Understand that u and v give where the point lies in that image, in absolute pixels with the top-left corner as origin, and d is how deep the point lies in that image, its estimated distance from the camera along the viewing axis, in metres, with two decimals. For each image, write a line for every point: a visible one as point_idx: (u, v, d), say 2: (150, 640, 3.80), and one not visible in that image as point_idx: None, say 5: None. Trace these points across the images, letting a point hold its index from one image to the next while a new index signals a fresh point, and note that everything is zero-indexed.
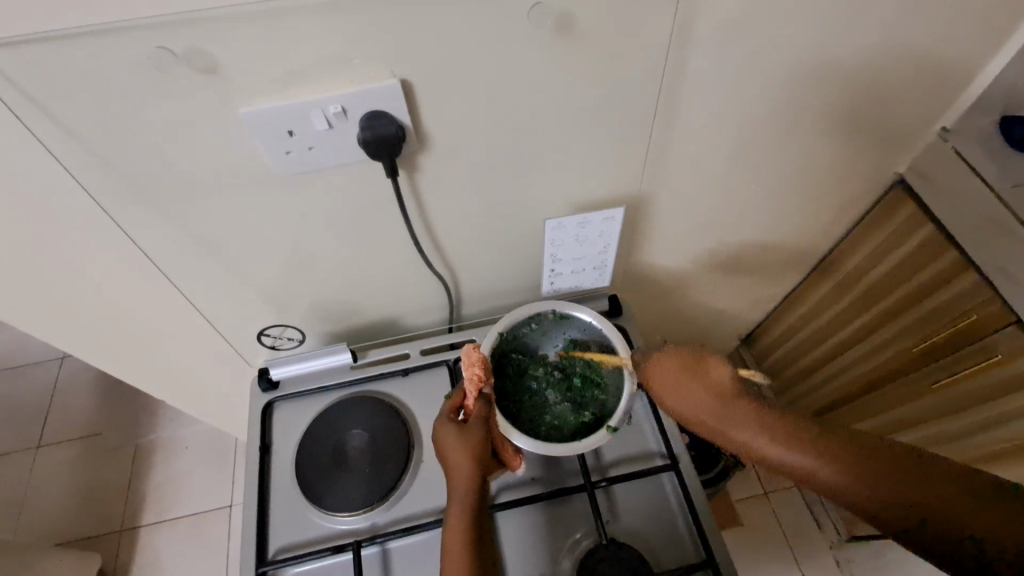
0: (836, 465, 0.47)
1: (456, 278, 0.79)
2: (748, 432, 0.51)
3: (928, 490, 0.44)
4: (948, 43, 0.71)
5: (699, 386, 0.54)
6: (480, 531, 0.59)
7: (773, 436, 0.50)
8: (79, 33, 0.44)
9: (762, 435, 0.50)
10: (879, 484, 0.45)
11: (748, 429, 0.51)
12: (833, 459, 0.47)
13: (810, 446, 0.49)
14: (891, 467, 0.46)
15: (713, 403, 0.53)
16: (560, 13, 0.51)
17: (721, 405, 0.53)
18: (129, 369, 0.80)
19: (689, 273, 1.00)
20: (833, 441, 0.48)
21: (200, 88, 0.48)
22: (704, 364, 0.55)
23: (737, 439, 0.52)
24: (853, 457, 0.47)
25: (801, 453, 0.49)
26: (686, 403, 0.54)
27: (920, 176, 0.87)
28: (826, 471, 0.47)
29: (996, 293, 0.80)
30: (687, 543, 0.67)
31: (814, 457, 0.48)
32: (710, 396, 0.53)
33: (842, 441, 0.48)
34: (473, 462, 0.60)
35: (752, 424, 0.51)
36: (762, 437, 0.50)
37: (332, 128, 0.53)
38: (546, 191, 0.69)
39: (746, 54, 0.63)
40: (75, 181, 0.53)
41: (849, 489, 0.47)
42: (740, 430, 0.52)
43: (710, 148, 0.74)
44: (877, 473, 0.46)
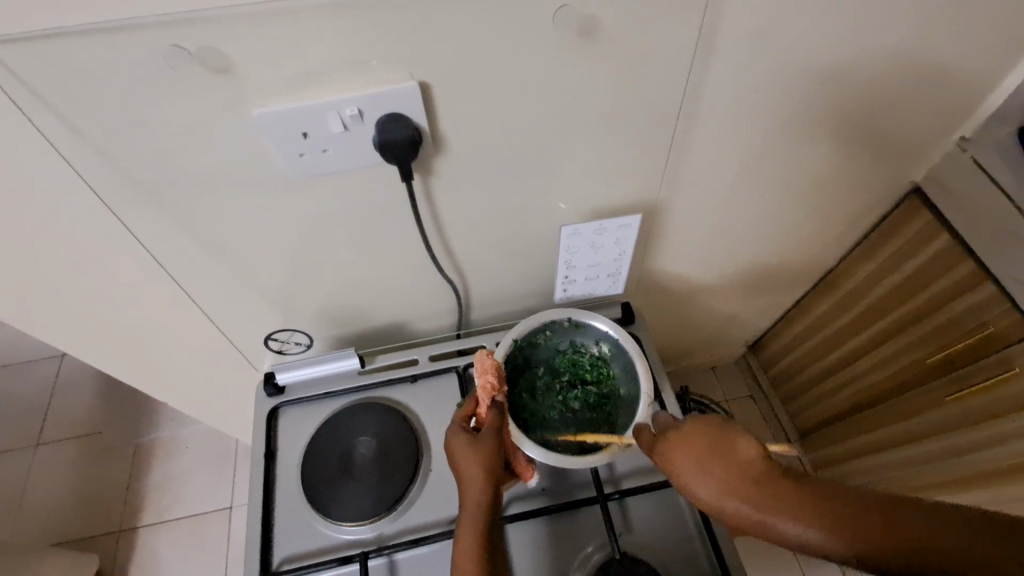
0: (830, 535, 0.42)
1: (467, 283, 0.77)
2: (750, 509, 0.46)
3: (927, 546, 0.39)
4: (971, 52, 0.69)
5: (689, 452, 0.50)
6: (492, 544, 0.57)
7: (774, 508, 0.45)
8: (90, 30, 0.42)
9: (764, 512, 0.45)
10: (880, 548, 0.40)
11: (737, 508, 0.46)
12: (829, 526, 0.42)
13: (799, 513, 0.44)
14: (887, 532, 0.40)
15: (710, 478, 0.48)
16: (583, 16, 0.50)
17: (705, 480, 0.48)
18: (133, 371, 0.79)
19: (701, 280, 0.99)
20: (823, 512, 0.43)
21: (212, 88, 0.47)
22: (718, 441, 0.49)
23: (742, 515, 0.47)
24: (865, 526, 0.41)
25: (795, 524, 0.44)
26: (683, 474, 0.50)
27: (938, 186, 0.85)
28: (827, 544, 0.42)
29: (1015, 306, 0.78)
30: (701, 558, 0.65)
31: (814, 529, 0.43)
32: (710, 470, 0.48)
33: (836, 510, 0.43)
34: (486, 472, 0.59)
35: (735, 492, 0.47)
36: (749, 509, 0.46)
37: (346, 129, 0.52)
38: (562, 197, 0.67)
39: (769, 61, 0.61)
40: (83, 182, 0.52)
41: (843, 551, 0.42)
42: (721, 503, 0.47)
43: (728, 155, 0.73)
44: (892, 540, 0.40)
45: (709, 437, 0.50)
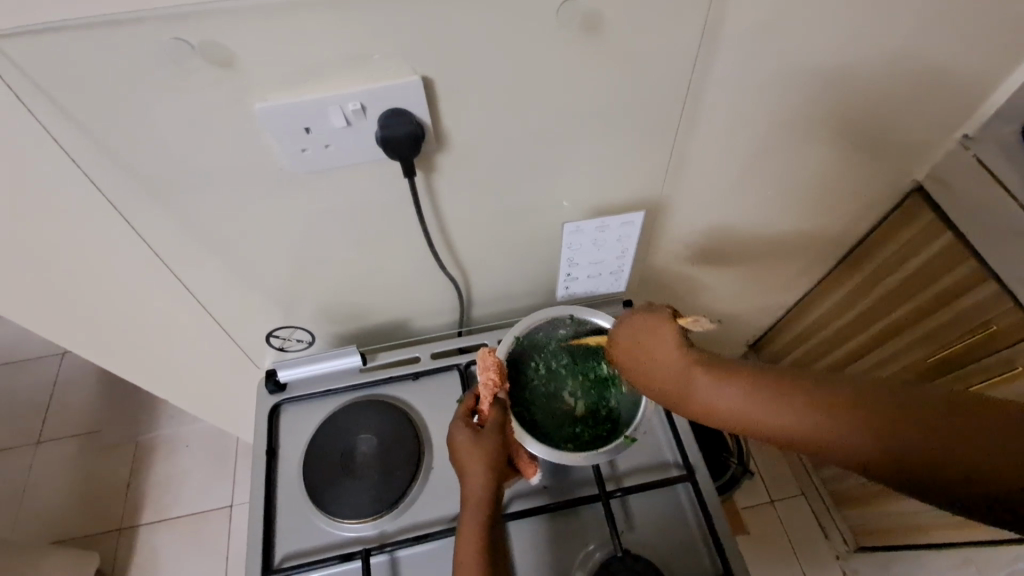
0: (821, 423, 0.41)
1: (468, 281, 0.77)
2: (706, 393, 0.48)
3: (922, 434, 0.37)
4: (972, 49, 0.69)
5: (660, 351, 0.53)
6: (494, 540, 0.57)
7: (772, 398, 0.44)
8: (93, 24, 0.42)
9: (721, 393, 0.47)
10: (872, 433, 0.39)
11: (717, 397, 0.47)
12: (824, 411, 0.41)
13: (785, 403, 0.43)
14: (883, 418, 0.39)
15: (672, 367, 0.51)
16: (587, 12, 0.50)
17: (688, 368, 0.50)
18: (134, 368, 0.79)
19: (703, 278, 0.99)
20: (815, 397, 0.42)
21: (215, 82, 0.47)
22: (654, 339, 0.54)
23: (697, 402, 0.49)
24: (827, 402, 0.42)
25: (783, 411, 0.43)
26: (649, 364, 0.54)
27: (940, 184, 0.85)
28: (813, 429, 0.42)
29: (1018, 303, 0.78)
30: (703, 555, 0.65)
31: (811, 416, 0.42)
32: (672, 355, 0.52)
33: (832, 398, 0.42)
34: (489, 467, 0.59)
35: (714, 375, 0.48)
36: (735, 400, 0.46)
37: (349, 125, 0.52)
38: (564, 194, 0.67)
39: (773, 57, 0.61)
40: (85, 176, 0.52)
41: (835, 437, 0.41)
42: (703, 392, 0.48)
43: (731, 152, 0.72)
44: (893, 425, 0.39)
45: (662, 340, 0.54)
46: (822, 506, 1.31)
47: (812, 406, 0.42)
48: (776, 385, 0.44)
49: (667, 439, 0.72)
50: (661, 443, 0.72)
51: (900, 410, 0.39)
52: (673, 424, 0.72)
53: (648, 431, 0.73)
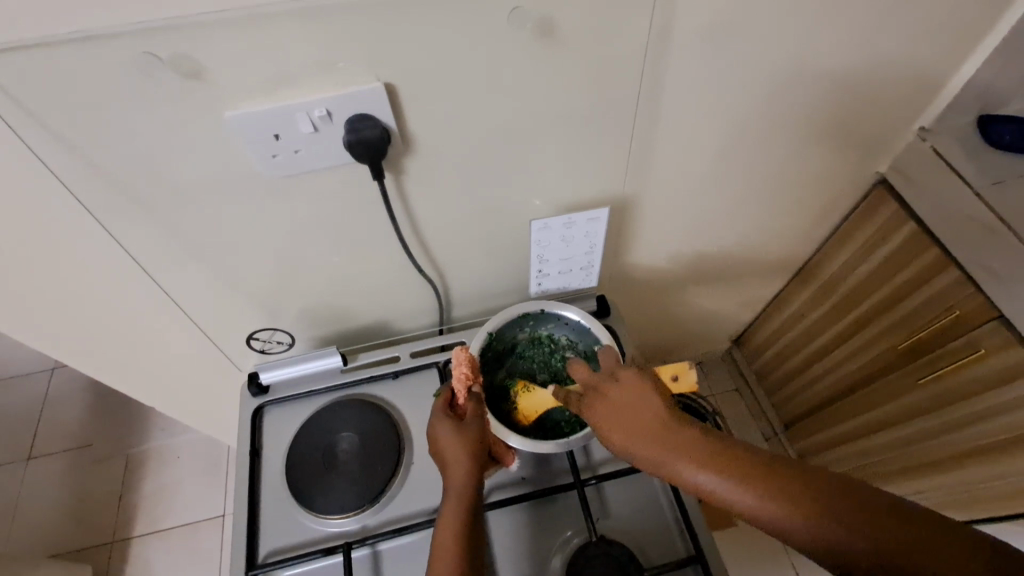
0: (804, 519, 0.44)
1: (444, 280, 0.79)
2: (692, 469, 0.49)
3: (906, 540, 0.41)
4: (916, 49, 0.73)
5: (645, 416, 0.54)
6: (474, 527, 0.59)
7: (734, 483, 0.47)
8: (65, 40, 0.44)
9: (705, 473, 0.49)
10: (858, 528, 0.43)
11: (704, 472, 0.49)
12: (776, 500, 0.46)
13: (775, 486, 0.46)
14: (867, 518, 0.43)
15: (651, 430, 0.53)
16: (540, 17, 0.52)
17: (669, 441, 0.52)
18: (120, 375, 0.80)
19: (678, 273, 1.01)
20: (796, 483, 0.46)
21: (185, 92, 0.49)
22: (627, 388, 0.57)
23: (683, 476, 0.50)
24: (814, 503, 0.45)
25: (744, 490, 0.47)
26: (629, 430, 0.54)
27: (902, 175, 0.89)
28: (786, 515, 0.45)
29: (978, 288, 0.81)
30: (676, 537, 0.67)
31: (772, 503, 0.46)
32: (652, 424, 0.53)
33: (826, 489, 0.45)
34: (471, 455, 0.61)
35: (695, 454, 0.50)
36: (719, 478, 0.48)
37: (316, 131, 0.54)
38: (532, 193, 0.70)
39: (729, 55, 0.64)
40: (62, 187, 0.54)
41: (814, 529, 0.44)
42: (700, 469, 0.49)
43: (694, 148, 0.75)
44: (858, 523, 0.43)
45: (645, 396, 0.55)
46: None
47: (810, 496, 0.45)
48: (761, 467, 0.48)
49: None
50: None
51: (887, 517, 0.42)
52: None
53: None
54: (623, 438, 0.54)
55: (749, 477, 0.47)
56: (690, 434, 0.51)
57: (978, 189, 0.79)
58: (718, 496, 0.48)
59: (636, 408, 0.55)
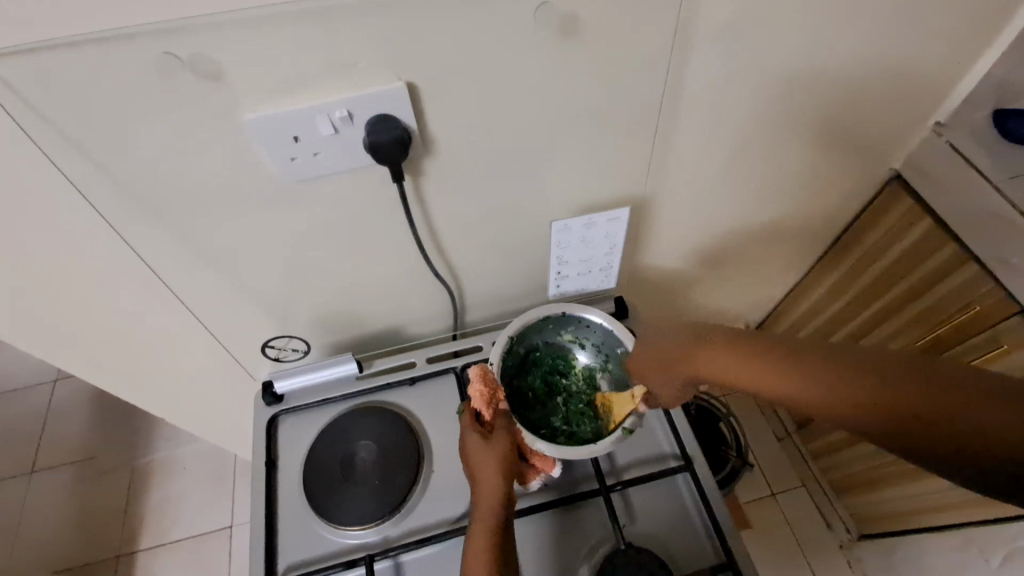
0: (797, 379, 0.43)
1: (460, 284, 0.78)
2: (695, 355, 0.52)
3: (943, 396, 0.36)
4: (936, 42, 0.72)
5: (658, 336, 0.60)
6: (505, 548, 0.57)
7: (728, 356, 0.49)
8: (82, 42, 0.43)
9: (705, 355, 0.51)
10: (857, 384, 0.40)
11: (704, 355, 0.51)
12: (768, 369, 0.46)
13: (770, 358, 0.46)
14: (900, 378, 0.38)
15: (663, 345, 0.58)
16: (564, 14, 0.51)
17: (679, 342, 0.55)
18: (131, 386, 0.79)
19: (693, 274, 1.00)
20: (789, 355, 0.45)
21: (203, 95, 0.48)
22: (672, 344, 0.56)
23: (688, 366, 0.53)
24: (807, 365, 0.43)
25: (739, 364, 0.48)
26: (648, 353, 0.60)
27: (917, 171, 0.88)
28: (781, 379, 0.45)
29: (998, 284, 0.80)
30: (706, 543, 0.66)
31: (764, 369, 0.46)
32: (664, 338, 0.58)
33: (831, 354, 0.43)
34: (502, 473, 0.59)
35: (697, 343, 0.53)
36: (710, 354, 0.51)
37: (337, 133, 0.53)
38: (551, 195, 0.69)
39: (751, 51, 0.63)
40: (77, 194, 0.53)
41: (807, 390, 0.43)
42: (695, 354, 0.53)
43: (712, 147, 0.74)
44: (847, 381, 0.41)
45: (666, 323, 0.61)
46: (824, 496, 1.31)
47: (863, 369, 0.40)
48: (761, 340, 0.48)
49: (664, 433, 0.73)
50: (659, 436, 0.73)
51: (950, 387, 0.36)
52: (670, 417, 0.73)
53: (646, 425, 0.74)
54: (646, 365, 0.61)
55: (789, 363, 0.44)
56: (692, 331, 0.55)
57: (996, 183, 0.77)
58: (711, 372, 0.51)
59: (650, 342, 0.61)
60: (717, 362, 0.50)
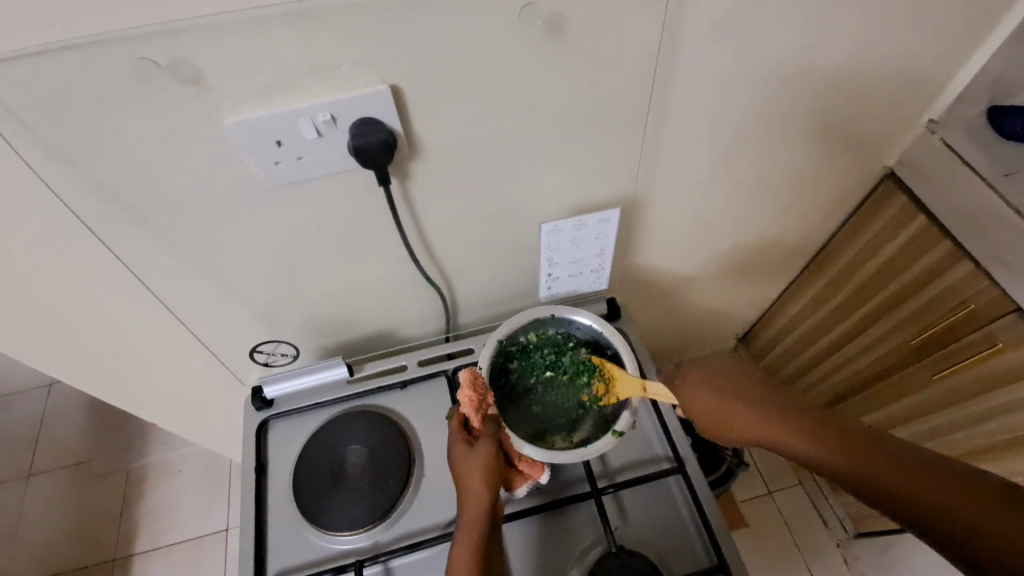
0: (842, 455, 0.50)
1: (451, 286, 0.77)
2: (747, 418, 0.57)
3: (961, 501, 0.44)
4: (929, 40, 0.71)
5: (707, 385, 0.61)
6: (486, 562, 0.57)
7: (781, 425, 0.55)
8: (56, 48, 0.42)
9: (760, 421, 0.56)
10: (893, 476, 0.47)
11: (759, 420, 0.56)
12: (818, 443, 0.52)
13: (821, 434, 0.52)
14: (928, 480, 0.46)
15: (714, 398, 0.60)
16: (550, 15, 0.51)
17: (730, 404, 0.59)
18: (120, 391, 0.78)
19: (687, 273, 0.99)
20: (842, 434, 0.51)
21: (184, 100, 0.47)
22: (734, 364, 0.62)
23: (740, 429, 0.57)
24: (850, 449, 0.50)
25: (790, 432, 0.54)
26: (695, 399, 0.61)
27: (911, 169, 0.87)
28: (825, 455, 0.51)
29: (993, 281, 0.79)
30: (697, 545, 0.65)
31: (813, 441, 0.52)
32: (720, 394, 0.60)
33: (870, 446, 0.50)
34: (487, 485, 0.59)
35: (753, 406, 0.57)
36: (767, 424, 0.55)
37: (320, 136, 0.52)
38: (541, 196, 0.68)
39: (740, 50, 0.62)
40: (58, 201, 0.52)
41: (838, 468, 0.50)
42: (748, 415, 0.57)
43: (703, 147, 0.73)
44: (881, 469, 0.48)
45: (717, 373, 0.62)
46: (819, 495, 1.31)
47: (897, 464, 0.48)
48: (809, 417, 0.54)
49: (657, 434, 0.73)
50: (651, 437, 0.72)
51: (952, 481, 0.46)
52: (662, 418, 0.72)
53: (638, 427, 0.73)
54: (686, 399, 0.63)
55: (835, 437, 0.51)
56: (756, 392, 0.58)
57: (990, 180, 0.77)
58: (760, 437, 0.56)
59: (698, 383, 0.62)
60: (768, 427, 0.55)
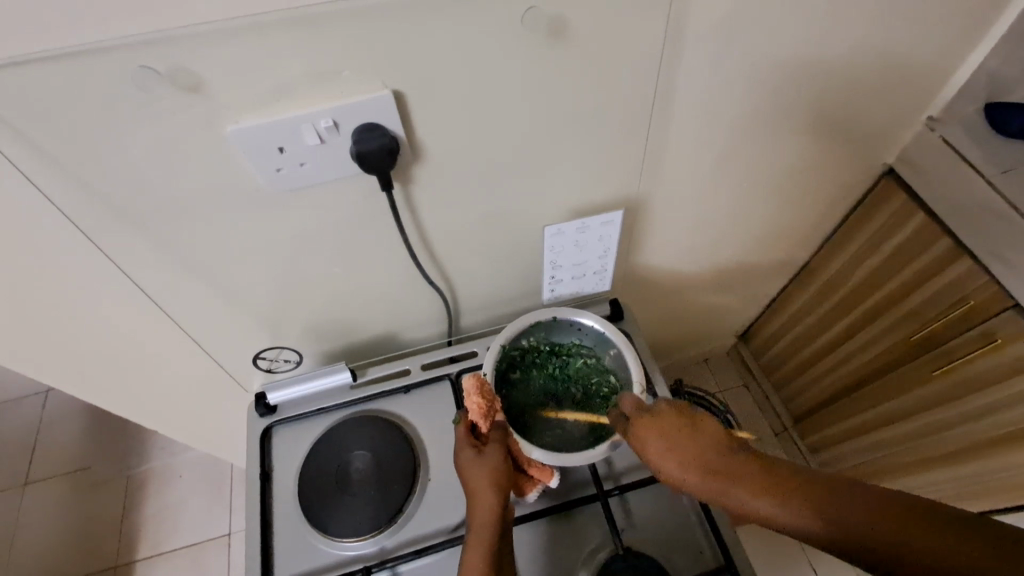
0: (817, 516, 0.43)
1: (454, 289, 0.77)
2: (739, 489, 0.47)
3: (938, 546, 0.38)
4: (928, 38, 0.71)
5: (677, 442, 0.52)
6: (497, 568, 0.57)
7: (758, 491, 0.46)
8: (54, 58, 0.42)
9: (750, 491, 0.47)
10: (884, 531, 0.40)
11: (739, 488, 0.48)
12: (783, 503, 0.45)
13: (788, 492, 0.45)
14: (897, 534, 0.39)
15: (693, 462, 0.50)
16: (552, 17, 0.50)
17: (712, 469, 0.49)
18: (123, 399, 0.78)
19: (688, 273, 0.99)
20: (803, 488, 0.45)
21: (183, 107, 0.47)
22: (699, 421, 0.53)
23: (730, 497, 0.48)
24: (809, 503, 0.44)
25: (757, 494, 0.46)
26: (668, 465, 0.52)
27: (910, 166, 0.87)
28: (796, 518, 0.44)
29: (993, 279, 0.79)
30: (704, 546, 0.66)
31: (783, 505, 0.45)
32: (700, 451, 0.51)
33: (831, 492, 0.44)
34: (496, 491, 0.59)
35: (734, 476, 0.48)
36: (752, 493, 0.47)
37: (322, 142, 0.52)
38: (543, 199, 0.68)
39: (741, 51, 0.62)
40: (57, 211, 0.52)
41: (820, 527, 0.43)
42: (735, 490, 0.48)
43: (704, 148, 0.73)
44: (869, 529, 0.40)
45: (690, 424, 0.53)
46: None
47: (856, 505, 0.42)
48: (769, 472, 0.47)
49: None
50: None
51: (925, 522, 0.39)
52: None
53: None
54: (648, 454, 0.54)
55: (796, 488, 0.45)
56: (721, 454, 0.50)
57: (988, 177, 0.77)
58: (746, 507, 0.47)
59: (663, 435, 0.53)
60: (734, 489, 0.48)
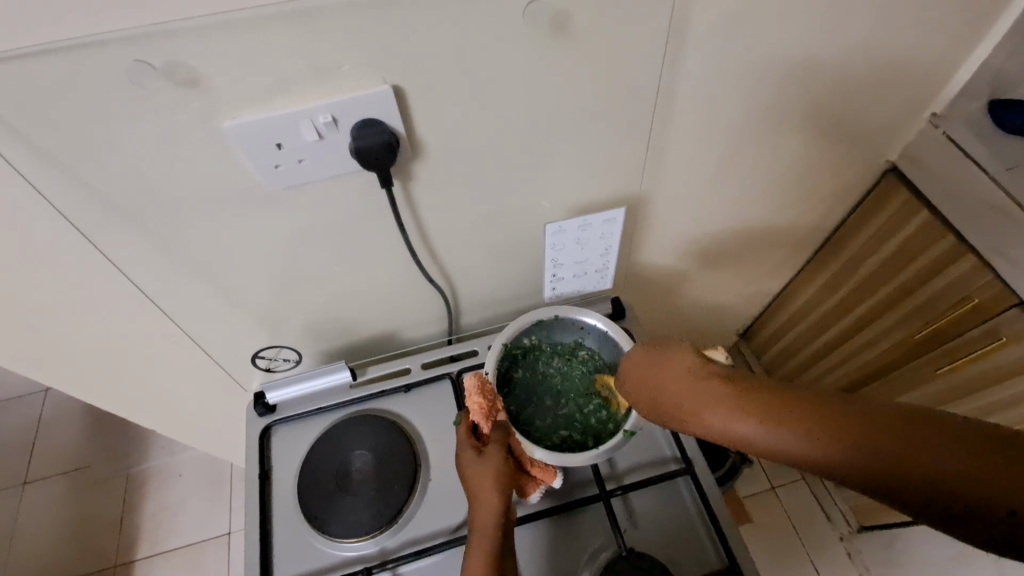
0: (824, 441, 0.36)
1: (454, 288, 0.77)
2: (716, 412, 0.41)
3: (933, 449, 0.32)
4: (932, 32, 0.70)
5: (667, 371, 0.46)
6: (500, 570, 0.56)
7: (758, 420, 0.39)
8: (49, 53, 0.41)
9: (730, 415, 0.40)
10: (879, 446, 0.34)
11: (731, 419, 0.40)
12: (782, 430, 0.38)
13: (792, 420, 0.38)
14: (883, 437, 0.34)
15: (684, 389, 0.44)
16: (553, 12, 0.49)
17: (703, 390, 0.43)
18: (121, 399, 0.77)
19: (690, 271, 0.99)
20: (798, 410, 0.38)
21: (180, 103, 0.46)
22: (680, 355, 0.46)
23: (706, 424, 0.42)
24: (810, 421, 0.37)
25: (746, 421, 0.39)
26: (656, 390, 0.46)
27: (913, 163, 0.87)
28: (814, 453, 0.36)
29: (996, 277, 0.79)
30: (708, 546, 0.65)
31: (790, 436, 0.37)
32: (684, 373, 0.45)
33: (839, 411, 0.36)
34: (498, 493, 0.58)
35: (723, 403, 0.41)
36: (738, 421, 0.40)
37: (321, 138, 0.51)
38: (544, 196, 0.67)
39: (745, 46, 0.61)
40: (52, 209, 0.51)
41: (828, 457, 0.36)
42: (716, 413, 0.41)
43: (707, 144, 0.72)
44: (860, 439, 0.35)
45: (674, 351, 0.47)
46: (823, 491, 1.32)
47: (850, 421, 0.36)
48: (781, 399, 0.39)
49: (664, 435, 0.72)
50: (659, 438, 0.72)
51: (920, 436, 0.33)
52: None
53: (645, 428, 0.73)
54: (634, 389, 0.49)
55: (790, 411, 0.38)
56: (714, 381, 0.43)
57: (993, 174, 0.76)
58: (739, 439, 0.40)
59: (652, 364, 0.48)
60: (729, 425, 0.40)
